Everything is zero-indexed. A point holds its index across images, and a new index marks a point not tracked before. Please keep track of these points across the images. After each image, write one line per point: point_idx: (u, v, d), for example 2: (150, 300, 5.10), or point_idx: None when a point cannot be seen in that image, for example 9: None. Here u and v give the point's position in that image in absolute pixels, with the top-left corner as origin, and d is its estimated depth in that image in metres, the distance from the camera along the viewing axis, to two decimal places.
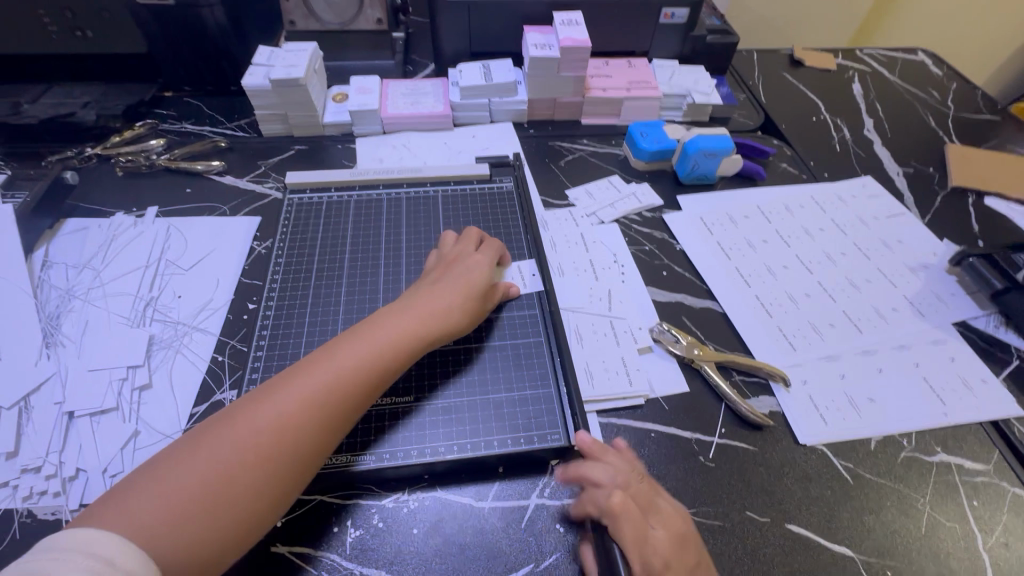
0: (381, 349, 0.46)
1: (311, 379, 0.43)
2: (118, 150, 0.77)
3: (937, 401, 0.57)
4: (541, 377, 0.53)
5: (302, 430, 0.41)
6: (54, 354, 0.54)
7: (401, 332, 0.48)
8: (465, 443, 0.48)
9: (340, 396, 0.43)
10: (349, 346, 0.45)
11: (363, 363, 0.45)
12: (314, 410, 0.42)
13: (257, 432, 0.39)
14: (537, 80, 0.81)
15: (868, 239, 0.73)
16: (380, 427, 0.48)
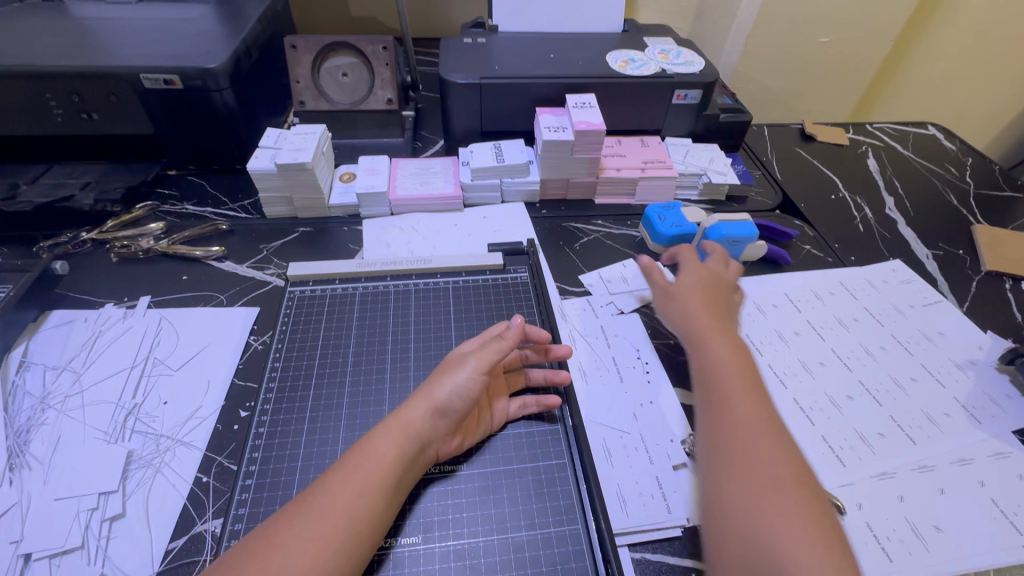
0: (352, 507, 0.40)
1: (289, 547, 0.37)
2: (115, 234, 0.74)
3: (1011, 530, 0.50)
4: (566, 509, 0.46)
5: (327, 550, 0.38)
6: (18, 478, 0.48)
7: (378, 475, 0.42)
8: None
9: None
10: (334, 493, 0.41)
11: (336, 524, 0.39)
12: None
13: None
14: (550, 161, 0.79)
15: (908, 333, 0.68)
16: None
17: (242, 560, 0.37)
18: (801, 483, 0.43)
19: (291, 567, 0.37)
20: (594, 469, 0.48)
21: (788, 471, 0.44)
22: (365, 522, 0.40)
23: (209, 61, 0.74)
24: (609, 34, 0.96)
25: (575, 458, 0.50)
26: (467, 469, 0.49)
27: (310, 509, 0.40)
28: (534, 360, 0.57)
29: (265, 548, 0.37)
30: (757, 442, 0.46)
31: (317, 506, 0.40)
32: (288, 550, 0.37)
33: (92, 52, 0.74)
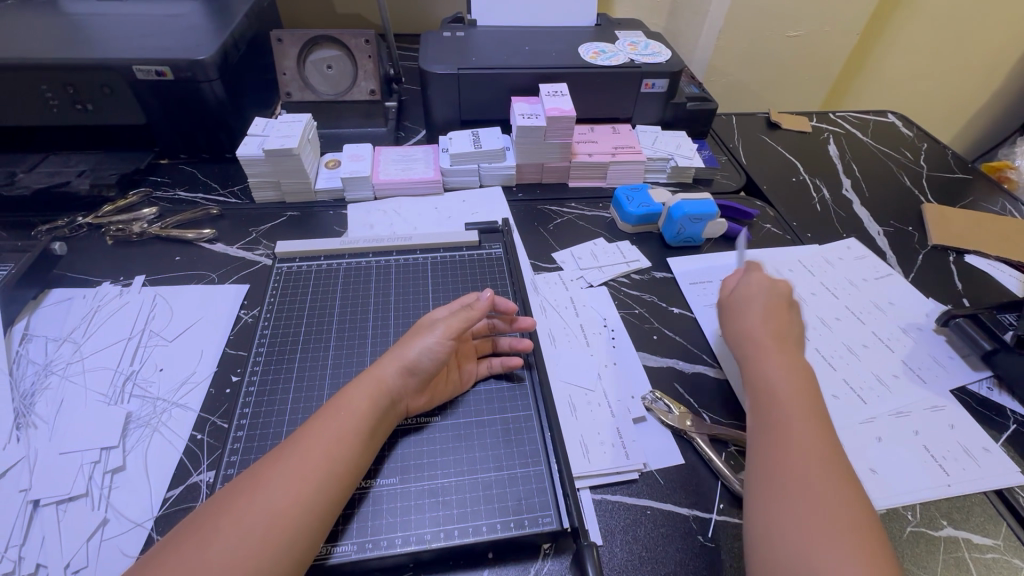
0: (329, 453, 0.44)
1: (275, 485, 0.41)
2: (110, 219, 0.77)
3: (939, 471, 0.55)
4: (532, 454, 0.51)
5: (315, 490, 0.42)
6: (25, 436, 0.52)
7: (354, 422, 0.46)
8: (453, 527, 0.46)
9: (288, 520, 0.40)
10: (316, 440, 0.44)
11: (317, 465, 0.43)
12: (267, 533, 0.39)
13: (255, 521, 0.39)
14: (525, 147, 0.84)
15: (856, 302, 0.74)
16: (365, 513, 0.46)
17: (229, 501, 0.41)
18: (859, 512, 0.42)
19: (277, 504, 0.40)
20: (557, 418, 0.52)
21: (848, 498, 0.42)
22: (346, 463, 0.44)
23: (198, 54, 0.78)
24: (582, 28, 1.01)
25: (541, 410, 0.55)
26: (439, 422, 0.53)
27: (290, 455, 0.43)
28: (502, 327, 0.61)
29: (250, 488, 0.41)
30: (811, 469, 0.44)
31: (301, 448, 0.44)
32: (272, 488, 0.41)
33: (85, 46, 0.78)
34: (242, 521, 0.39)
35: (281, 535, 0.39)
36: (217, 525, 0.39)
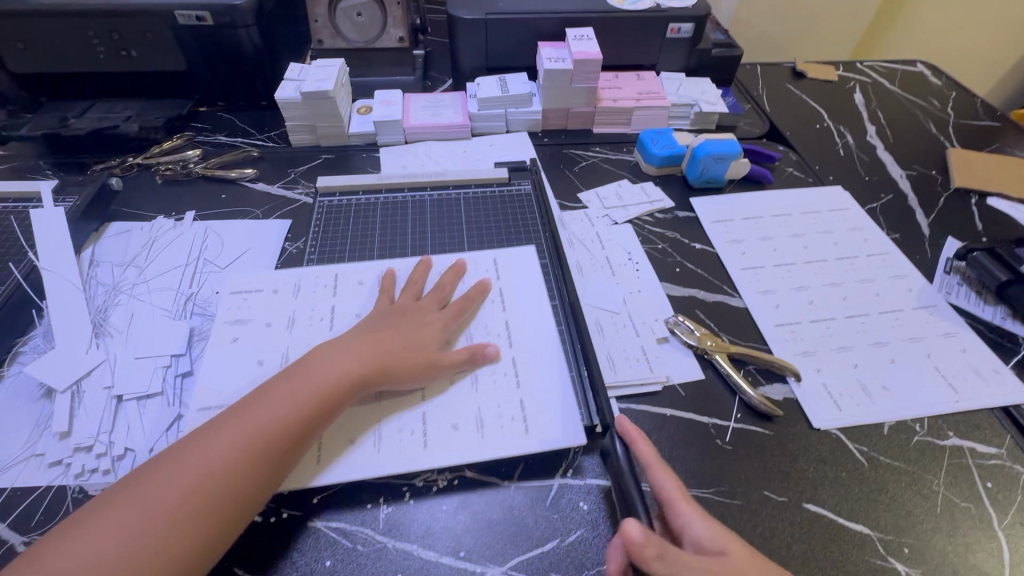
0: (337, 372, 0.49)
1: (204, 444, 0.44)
2: (158, 160, 0.81)
3: (948, 389, 0.59)
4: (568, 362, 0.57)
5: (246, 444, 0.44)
6: (104, 343, 0.57)
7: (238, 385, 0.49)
8: (492, 421, 0.52)
9: (291, 422, 0.46)
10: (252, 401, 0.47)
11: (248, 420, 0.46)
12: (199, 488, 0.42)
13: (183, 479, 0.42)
14: (551, 91, 0.86)
15: (877, 237, 0.75)
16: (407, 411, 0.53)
17: (248, 399, 0.48)
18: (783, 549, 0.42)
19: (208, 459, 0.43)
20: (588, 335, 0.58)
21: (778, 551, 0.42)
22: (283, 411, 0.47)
23: None
24: None
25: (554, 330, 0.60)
26: (477, 334, 0.59)
27: (301, 367, 0.50)
28: None
29: (270, 391, 0.48)
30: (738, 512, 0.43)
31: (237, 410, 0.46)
32: (284, 396, 0.47)
33: None
34: (254, 415, 0.46)
35: (284, 433, 0.46)
36: (236, 415, 0.46)
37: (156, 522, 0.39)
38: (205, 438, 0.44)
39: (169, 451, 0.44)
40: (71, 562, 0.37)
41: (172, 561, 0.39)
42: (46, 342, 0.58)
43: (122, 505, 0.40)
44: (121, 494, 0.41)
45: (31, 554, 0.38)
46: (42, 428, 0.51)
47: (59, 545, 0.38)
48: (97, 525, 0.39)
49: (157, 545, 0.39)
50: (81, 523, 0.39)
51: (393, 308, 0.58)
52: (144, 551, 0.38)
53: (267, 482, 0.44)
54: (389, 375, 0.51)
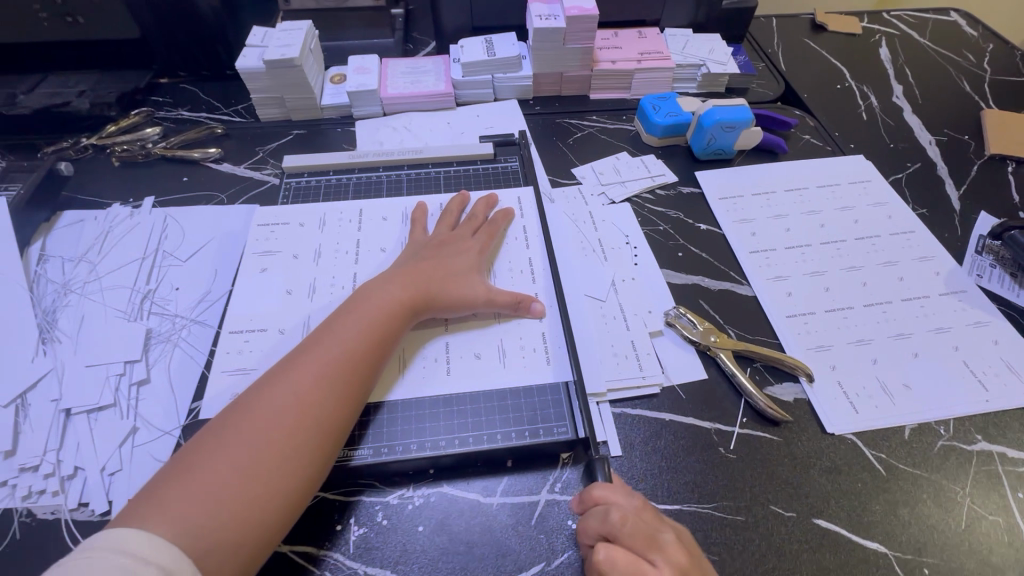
0: (395, 303, 0.50)
1: (279, 398, 0.42)
2: (114, 140, 0.75)
3: (977, 386, 0.53)
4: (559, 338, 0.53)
5: (318, 395, 0.43)
6: (51, 350, 0.53)
7: (308, 341, 0.47)
8: (515, 353, 0.52)
9: (361, 351, 0.46)
10: (322, 352, 0.45)
11: (319, 370, 0.44)
12: (281, 441, 0.40)
13: (263, 438, 0.40)
14: (542, 54, 0.77)
15: (902, 214, 0.68)
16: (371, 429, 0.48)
17: (313, 335, 0.48)
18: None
19: (279, 413, 0.41)
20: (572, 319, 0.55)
21: None
22: (352, 360, 0.46)
23: None
24: None
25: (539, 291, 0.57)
26: (502, 271, 0.58)
27: (362, 300, 0.50)
28: None
29: (338, 324, 0.48)
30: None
31: (304, 363, 0.45)
32: (352, 329, 0.47)
33: None
34: (325, 349, 0.46)
35: (356, 362, 0.46)
36: (307, 350, 0.46)
37: (258, 456, 0.39)
38: (283, 373, 0.44)
39: (249, 392, 0.44)
40: (193, 502, 0.36)
41: (281, 493, 0.39)
42: None
43: (223, 442, 0.40)
44: (217, 434, 0.40)
45: (143, 499, 0.37)
46: None
47: (171, 489, 0.37)
48: (205, 463, 0.38)
49: (264, 478, 0.39)
50: (185, 468, 0.38)
51: (430, 240, 0.58)
52: (254, 484, 0.38)
53: (352, 409, 0.45)
54: (434, 301, 0.52)
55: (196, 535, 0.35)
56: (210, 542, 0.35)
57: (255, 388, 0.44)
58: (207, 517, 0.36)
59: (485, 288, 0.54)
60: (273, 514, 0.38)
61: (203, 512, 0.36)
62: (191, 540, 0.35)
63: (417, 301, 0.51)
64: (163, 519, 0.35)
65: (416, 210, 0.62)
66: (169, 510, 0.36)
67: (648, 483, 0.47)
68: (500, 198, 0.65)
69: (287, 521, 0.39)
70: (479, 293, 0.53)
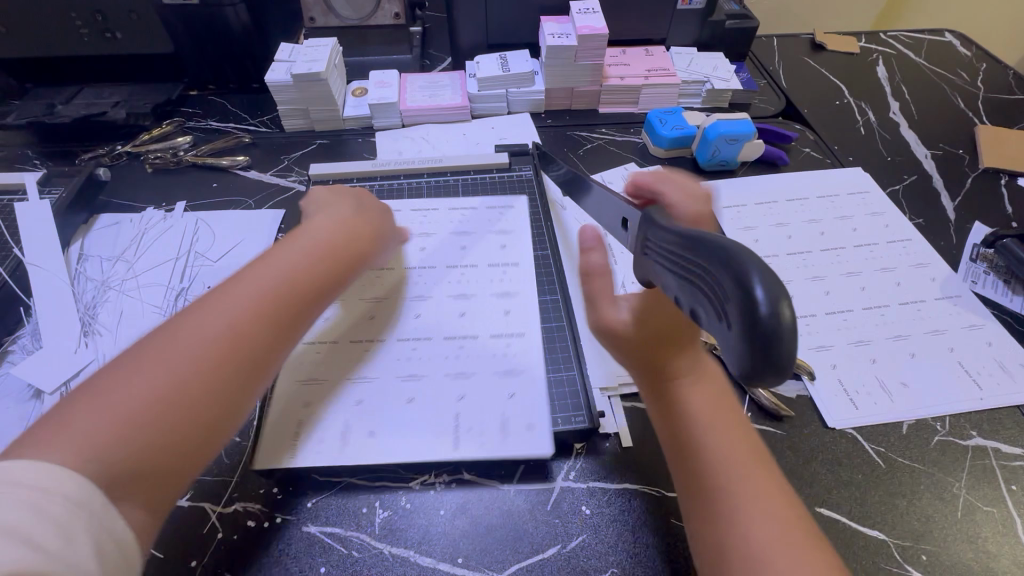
0: (314, 255, 0.50)
1: (196, 328, 0.40)
2: (147, 148, 0.79)
3: (972, 385, 0.56)
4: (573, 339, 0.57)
5: (244, 332, 0.41)
6: (92, 343, 0.56)
7: (227, 280, 0.45)
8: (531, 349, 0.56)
9: (295, 293, 0.46)
10: (244, 290, 0.44)
11: (242, 309, 0.42)
12: (200, 373, 0.38)
13: (181, 366, 0.38)
14: (554, 69, 0.81)
15: (899, 223, 0.71)
16: (389, 405, 0.51)
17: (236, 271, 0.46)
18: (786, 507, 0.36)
19: (199, 343, 0.39)
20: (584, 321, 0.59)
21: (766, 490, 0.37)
22: (271, 305, 0.44)
23: None
24: None
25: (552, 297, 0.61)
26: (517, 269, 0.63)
27: (303, 243, 0.50)
28: None
29: (254, 267, 0.46)
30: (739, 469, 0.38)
31: (216, 298, 0.42)
32: (274, 273, 0.46)
33: None
34: (258, 281, 0.45)
35: (272, 304, 0.44)
36: (236, 282, 0.44)
37: (175, 386, 0.37)
38: (211, 301, 0.42)
39: (170, 318, 0.41)
40: (101, 427, 0.34)
41: (194, 427, 0.37)
42: (35, 342, 0.57)
43: (137, 369, 0.37)
44: (133, 358, 0.38)
45: (44, 426, 0.33)
46: None
47: (73, 413, 0.34)
48: (115, 389, 0.35)
49: (181, 409, 0.37)
50: (92, 391, 0.35)
51: (358, 207, 0.59)
52: (179, 411, 0.37)
53: (272, 352, 0.43)
54: (355, 263, 0.53)
55: (104, 462, 0.33)
56: (109, 470, 0.33)
57: (174, 318, 0.41)
58: (117, 444, 0.34)
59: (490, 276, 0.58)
60: (181, 449, 0.36)
61: (104, 439, 0.33)
62: (99, 466, 0.32)
63: (343, 263, 0.51)
64: (66, 445, 0.32)
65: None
66: (68, 437, 0.33)
67: (658, 472, 0.49)
68: (515, 202, 0.70)
69: (196, 459, 0.37)
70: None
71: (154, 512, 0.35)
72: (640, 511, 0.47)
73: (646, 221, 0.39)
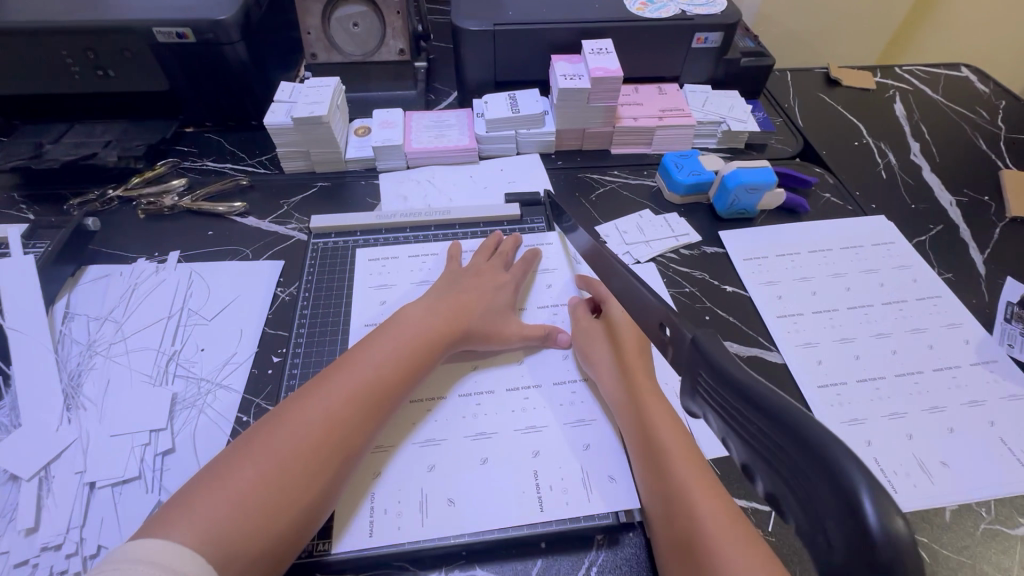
0: (421, 333, 0.52)
1: (307, 416, 0.44)
2: (140, 191, 0.75)
3: (1017, 465, 0.52)
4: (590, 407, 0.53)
5: (343, 419, 0.45)
6: (75, 417, 0.52)
7: (333, 366, 0.49)
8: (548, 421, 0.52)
9: (390, 372, 0.48)
10: (348, 376, 0.47)
11: (344, 395, 0.46)
12: (303, 459, 0.42)
13: (288, 453, 0.42)
14: (566, 111, 0.78)
15: (928, 278, 0.68)
16: (407, 469, 0.49)
17: (345, 354, 0.50)
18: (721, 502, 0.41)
19: (305, 431, 0.43)
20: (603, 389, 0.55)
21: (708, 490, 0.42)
22: (371, 387, 0.47)
23: (218, 13, 0.74)
24: None
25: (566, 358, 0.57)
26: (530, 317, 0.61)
27: (388, 326, 0.53)
28: None
29: (359, 352, 0.50)
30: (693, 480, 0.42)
31: (325, 387, 0.46)
32: (373, 356, 0.49)
33: (103, 7, 0.74)
34: (361, 369, 0.48)
35: (372, 389, 0.47)
36: (342, 367, 0.48)
37: (281, 472, 0.41)
38: (319, 386, 0.46)
39: (288, 402, 0.46)
40: (214, 509, 0.38)
41: (295, 513, 0.40)
42: (14, 416, 0.53)
43: (251, 455, 0.41)
44: (246, 445, 0.42)
45: (174, 506, 0.39)
46: (7, 520, 0.46)
47: (200, 497, 0.39)
48: (233, 474, 0.40)
49: (284, 494, 0.40)
50: (216, 476, 0.40)
51: (465, 270, 0.61)
52: (277, 494, 0.40)
53: (369, 435, 0.46)
54: (464, 334, 0.54)
55: (217, 545, 0.36)
56: (222, 552, 0.36)
57: (286, 404, 0.46)
58: (229, 526, 0.37)
59: (519, 325, 0.58)
60: (283, 533, 0.39)
61: (218, 520, 0.37)
62: (211, 547, 0.36)
63: (451, 331, 0.53)
64: (188, 526, 0.37)
65: (451, 248, 0.65)
66: (192, 517, 0.37)
67: None
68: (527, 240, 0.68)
69: (294, 541, 0.40)
70: (513, 330, 0.57)
71: None
72: None
73: (698, 351, 0.34)
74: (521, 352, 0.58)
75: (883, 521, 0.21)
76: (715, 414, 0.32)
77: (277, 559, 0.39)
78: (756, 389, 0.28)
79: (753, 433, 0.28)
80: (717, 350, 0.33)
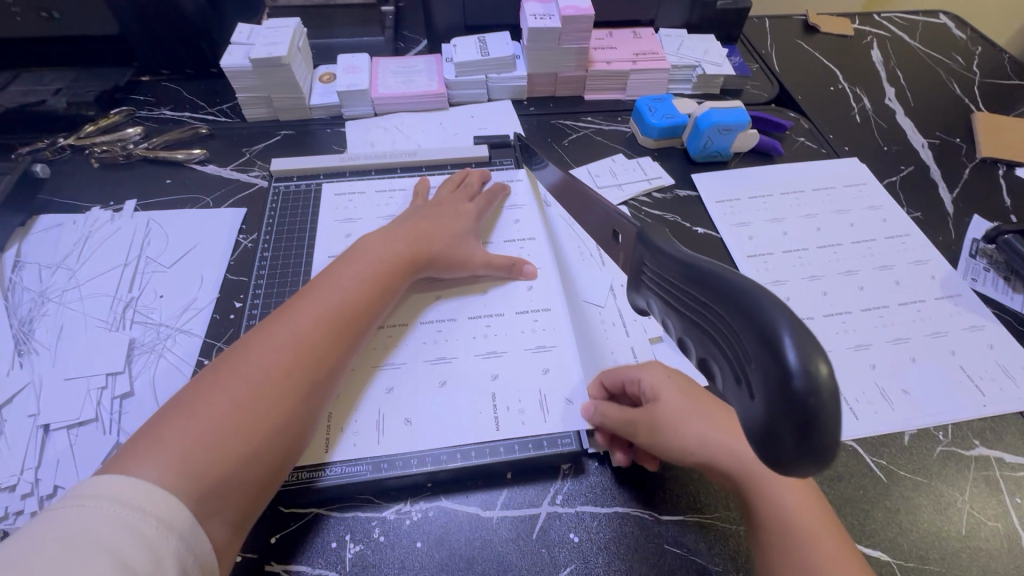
0: (386, 258, 0.51)
1: (279, 341, 0.42)
2: (93, 140, 0.72)
3: (975, 391, 0.53)
4: (554, 337, 0.53)
5: (316, 342, 0.44)
6: (28, 363, 0.51)
7: (297, 295, 0.47)
8: (513, 353, 0.52)
9: (359, 301, 0.47)
10: (318, 302, 0.46)
11: (316, 320, 0.45)
12: (281, 382, 0.40)
13: (264, 377, 0.40)
14: (537, 53, 0.76)
15: (897, 217, 0.68)
16: (366, 395, 0.49)
17: (306, 286, 0.48)
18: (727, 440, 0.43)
19: (279, 355, 0.42)
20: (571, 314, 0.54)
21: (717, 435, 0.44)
22: (342, 311, 0.46)
23: None
24: None
25: (531, 292, 0.56)
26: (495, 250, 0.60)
27: (349, 255, 0.51)
28: None
29: (326, 279, 0.48)
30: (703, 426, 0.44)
31: (293, 313, 0.45)
32: (340, 282, 0.48)
33: None
34: (329, 295, 0.47)
35: (345, 313, 0.46)
36: (305, 299, 0.46)
37: (260, 396, 0.39)
38: (282, 318, 0.44)
39: (249, 336, 0.43)
40: (191, 438, 0.35)
41: (280, 436, 0.39)
42: None
43: (222, 381, 0.39)
44: (209, 379, 0.39)
45: (137, 441, 0.35)
46: None
47: (170, 427, 0.36)
48: (206, 401, 0.37)
49: (265, 417, 0.39)
50: (186, 406, 0.37)
51: (428, 203, 0.60)
52: (255, 425, 0.38)
53: (343, 357, 0.45)
54: (426, 261, 0.54)
55: (200, 471, 0.34)
56: (207, 479, 0.34)
57: (251, 333, 0.44)
58: (206, 458, 0.35)
59: (483, 252, 0.57)
60: (268, 457, 0.38)
61: (197, 448, 0.35)
62: (190, 479, 0.34)
63: (414, 259, 0.53)
64: (158, 460, 0.34)
65: (418, 185, 0.64)
66: (166, 446, 0.34)
67: (652, 493, 0.46)
68: (493, 176, 0.67)
69: (281, 463, 0.39)
70: (476, 258, 0.56)
71: (247, 517, 0.37)
72: (631, 536, 0.43)
73: (642, 240, 0.33)
74: (485, 283, 0.57)
75: (803, 363, 0.21)
76: (661, 302, 0.31)
77: (260, 488, 0.38)
78: (697, 261, 0.28)
79: (693, 308, 0.28)
80: (662, 235, 0.32)
